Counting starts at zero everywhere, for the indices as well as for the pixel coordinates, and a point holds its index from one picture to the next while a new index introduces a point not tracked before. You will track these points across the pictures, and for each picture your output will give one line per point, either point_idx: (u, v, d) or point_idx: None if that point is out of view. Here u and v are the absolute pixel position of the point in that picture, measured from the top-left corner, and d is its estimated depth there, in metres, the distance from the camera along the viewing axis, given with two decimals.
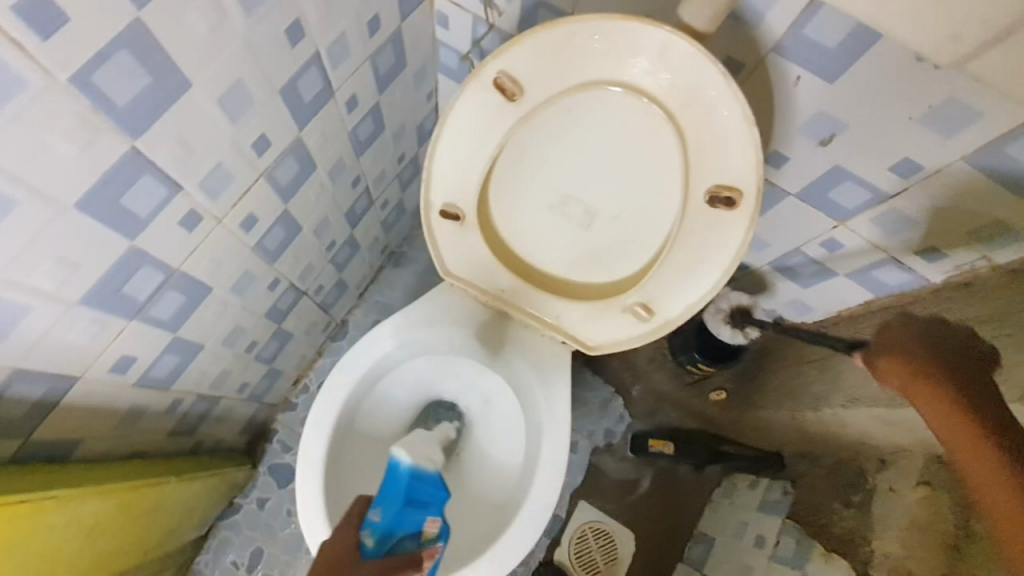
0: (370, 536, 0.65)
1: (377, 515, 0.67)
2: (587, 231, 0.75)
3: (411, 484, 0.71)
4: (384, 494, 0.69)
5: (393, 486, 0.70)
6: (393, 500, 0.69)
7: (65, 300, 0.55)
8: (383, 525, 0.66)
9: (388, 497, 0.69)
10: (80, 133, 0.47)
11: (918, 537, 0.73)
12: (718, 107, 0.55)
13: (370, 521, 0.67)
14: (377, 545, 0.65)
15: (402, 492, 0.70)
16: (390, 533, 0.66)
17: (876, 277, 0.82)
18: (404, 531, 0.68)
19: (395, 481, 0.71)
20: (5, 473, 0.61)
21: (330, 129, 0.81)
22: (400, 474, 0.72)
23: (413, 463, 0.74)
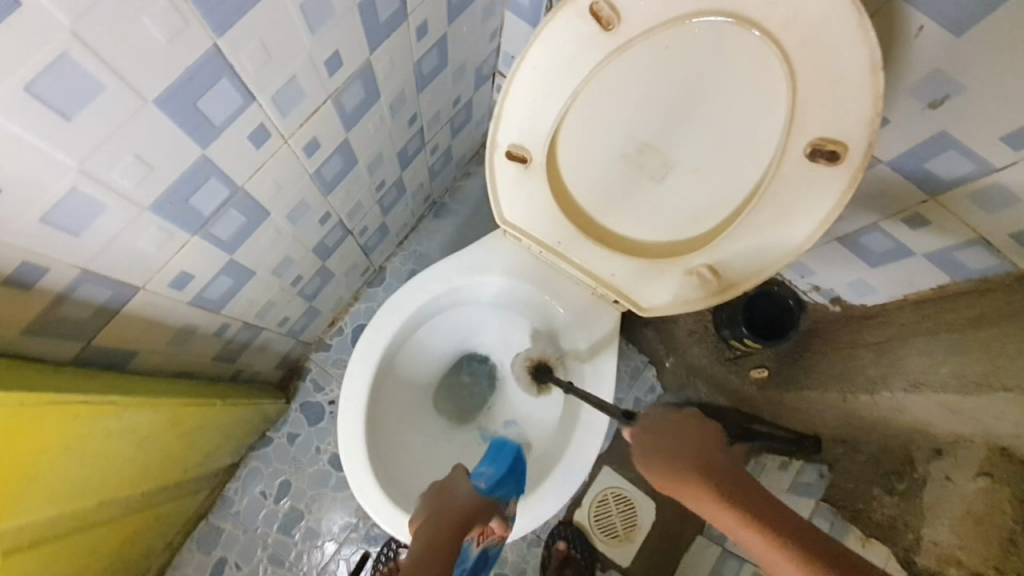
0: (485, 479, 0.73)
1: (488, 470, 0.75)
2: (660, 185, 0.71)
3: (518, 460, 0.79)
4: (494, 456, 0.78)
5: (504, 454, 0.79)
6: (504, 462, 0.77)
7: (137, 203, 0.53)
8: (495, 477, 0.74)
9: (500, 460, 0.78)
10: (169, 19, 0.44)
11: (971, 527, 0.70)
12: (844, 50, 0.52)
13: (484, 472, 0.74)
14: (488, 488, 0.72)
15: (511, 460, 0.78)
16: (500, 486, 0.74)
17: (957, 259, 0.78)
18: (506, 489, 0.75)
19: (505, 452, 0.79)
20: (67, 373, 0.61)
21: (399, 57, 0.77)
22: (512, 445, 0.80)
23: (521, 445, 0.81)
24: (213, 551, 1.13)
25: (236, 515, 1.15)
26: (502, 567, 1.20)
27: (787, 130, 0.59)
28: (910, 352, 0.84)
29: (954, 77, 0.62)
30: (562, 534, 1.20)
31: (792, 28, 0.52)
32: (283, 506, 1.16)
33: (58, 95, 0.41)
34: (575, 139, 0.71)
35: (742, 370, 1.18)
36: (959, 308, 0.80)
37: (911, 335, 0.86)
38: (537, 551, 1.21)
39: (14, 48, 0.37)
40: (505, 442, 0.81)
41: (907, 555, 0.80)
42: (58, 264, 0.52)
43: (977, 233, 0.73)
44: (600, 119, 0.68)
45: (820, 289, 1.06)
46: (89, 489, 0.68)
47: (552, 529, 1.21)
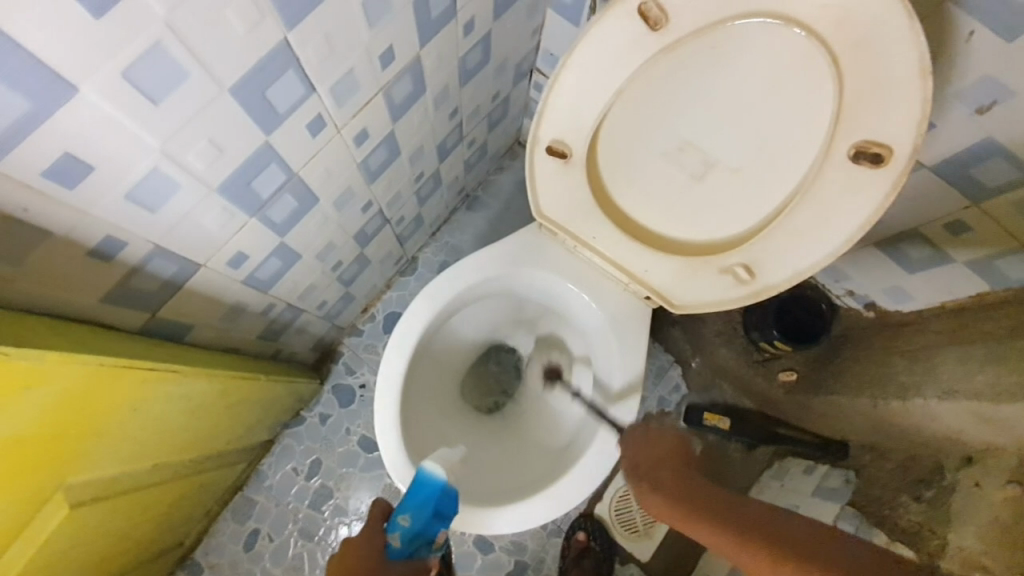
0: (399, 538, 0.68)
1: (405, 519, 0.69)
2: (698, 183, 0.72)
3: (440, 499, 0.73)
4: (412, 501, 0.72)
5: (424, 496, 0.72)
6: (423, 508, 0.71)
7: (206, 185, 0.57)
8: (413, 530, 0.69)
9: (417, 504, 0.71)
10: (249, 12, 0.47)
11: (999, 537, 0.69)
12: (893, 52, 0.52)
13: (398, 523, 0.69)
14: (404, 546, 0.68)
15: (432, 504, 0.72)
16: (418, 537, 0.69)
17: (999, 267, 0.77)
18: (427, 538, 0.71)
19: (427, 491, 0.73)
20: (137, 341, 0.66)
21: (446, 52, 0.80)
22: (433, 484, 0.74)
23: (444, 480, 0.75)
24: (247, 522, 1.18)
25: (270, 489, 1.20)
26: (522, 554, 1.23)
27: (832, 132, 0.59)
28: (944, 362, 0.85)
29: (1003, 84, 0.61)
30: (582, 525, 1.22)
31: (842, 30, 0.53)
32: (314, 483, 1.21)
33: (150, 81, 0.45)
34: (616, 136, 0.73)
35: (771, 373, 1.19)
36: (999, 316, 0.80)
37: (944, 344, 0.86)
38: (557, 541, 1.23)
39: (115, 37, 0.40)
40: (426, 476, 0.74)
41: (930, 559, 0.79)
42: (135, 238, 0.56)
43: (1019, 242, 0.72)
44: (642, 116, 0.70)
45: (854, 294, 1.04)
46: (145, 451, 0.73)
47: (572, 521, 1.23)
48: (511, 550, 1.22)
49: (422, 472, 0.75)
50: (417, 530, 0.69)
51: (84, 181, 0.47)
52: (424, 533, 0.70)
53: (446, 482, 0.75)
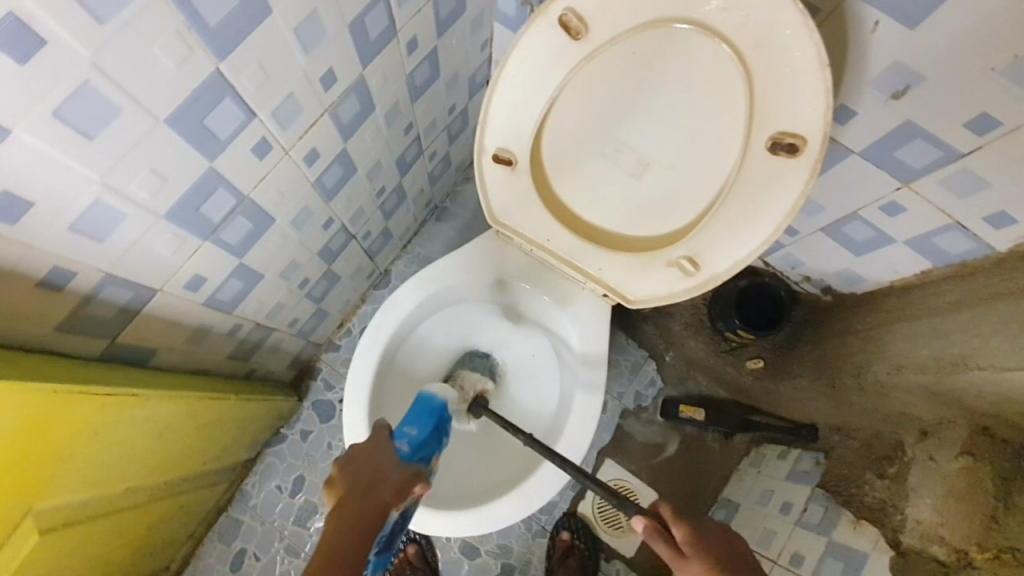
0: (407, 443, 0.71)
1: (410, 430, 0.74)
2: (638, 181, 0.75)
3: (442, 415, 0.79)
4: (416, 416, 0.77)
5: (425, 412, 0.78)
6: (425, 422, 0.76)
7: (153, 212, 0.60)
8: (418, 437, 0.73)
9: (422, 418, 0.77)
10: (177, 47, 0.50)
11: (953, 504, 0.72)
12: (792, 48, 0.55)
13: (405, 434, 0.73)
14: (411, 452, 0.71)
15: (434, 420, 0.77)
16: (422, 448, 0.73)
17: (935, 244, 0.79)
18: (431, 449, 0.75)
19: (428, 407, 0.79)
20: (94, 368, 0.68)
21: (391, 70, 0.83)
22: (432, 402, 0.80)
23: (445, 401, 0.81)
24: (233, 542, 1.19)
25: (254, 508, 1.21)
26: (508, 558, 1.23)
27: (749, 126, 0.62)
28: (893, 337, 0.87)
29: (913, 70, 0.64)
30: (566, 525, 1.23)
31: (743, 31, 0.56)
32: (298, 499, 1.22)
33: (82, 119, 0.47)
34: (556, 140, 0.76)
35: (739, 361, 1.19)
36: (941, 292, 0.81)
37: (895, 322, 0.88)
38: (542, 542, 1.24)
39: (42, 79, 0.43)
40: (428, 398, 0.80)
41: (894, 535, 0.79)
42: (85, 267, 0.58)
43: (952, 220, 0.74)
44: (579, 119, 0.72)
45: (810, 279, 1.06)
46: (113, 475, 0.75)
47: (557, 520, 1.24)
48: (497, 554, 1.23)
49: (424, 395, 0.80)
50: (422, 436, 0.73)
51: (26, 215, 0.50)
52: (427, 443, 0.74)
53: (444, 402, 0.81)
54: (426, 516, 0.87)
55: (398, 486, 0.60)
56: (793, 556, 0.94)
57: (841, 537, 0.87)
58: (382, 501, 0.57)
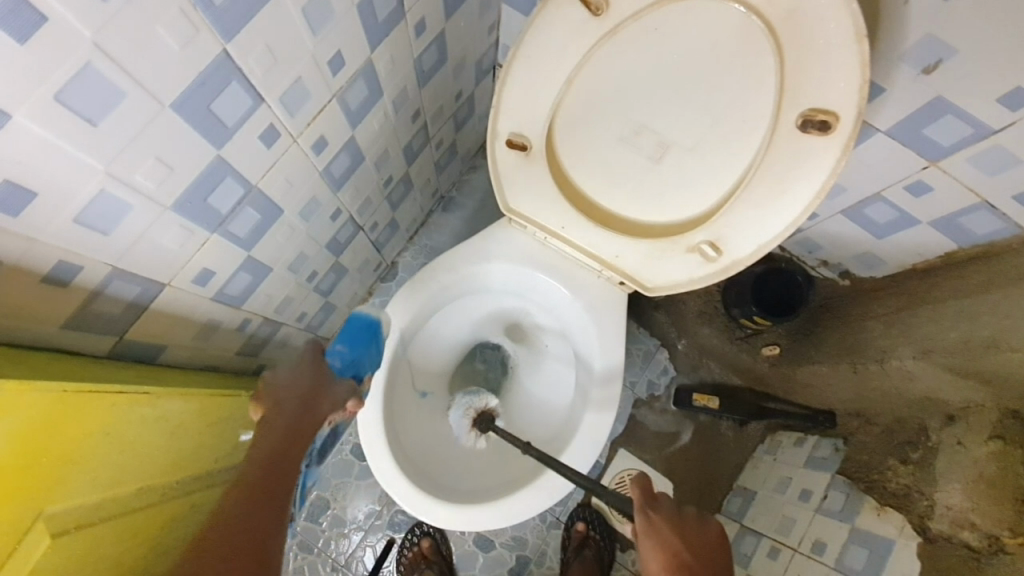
0: (337, 359, 0.84)
1: (341, 347, 0.86)
2: (658, 165, 0.73)
3: (370, 333, 0.89)
4: (350, 333, 0.88)
5: (358, 330, 0.88)
6: (358, 340, 0.88)
7: (159, 203, 0.57)
8: (348, 352, 0.86)
9: (352, 335, 0.87)
10: (182, 27, 0.47)
11: (985, 490, 0.70)
12: (826, 19, 0.53)
13: (336, 349, 0.85)
14: (342, 367, 0.84)
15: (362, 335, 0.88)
16: (354, 362, 0.86)
17: (961, 224, 0.77)
18: (363, 364, 0.86)
19: (358, 325, 0.88)
20: (107, 366, 0.67)
21: (399, 55, 0.80)
22: (366, 322, 0.89)
23: (376, 317, 0.90)
24: None
25: None
26: (523, 550, 1.22)
27: (777, 104, 0.60)
28: (918, 321, 0.85)
29: (947, 43, 0.61)
30: (581, 516, 1.22)
31: (775, 2, 0.54)
32: (311, 495, 1.20)
33: (85, 105, 0.45)
34: (573, 123, 0.73)
35: (754, 348, 1.17)
36: (969, 273, 0.79)
37: (919, 304, 0.86)
38: (557, 533, 1.23)
39: (42, 61, 0.40)
40: (362, 317, 0.89)
41: (921, 522, 0.78)
42: (91, 262, 0.56)
43: (980, 199, 0.72)
44: (597, 102, 0.70)
45: (828, 264, 1.04)
46: (126, 476, 0.73)
47: (571, 511, 1.23)
48: (511, 546, 1.22)
49: (355, 314, 0.89)
50: (354, 355, 0.85)
51: (30, 206, 0.48)
52: (356, 357, 0.86)
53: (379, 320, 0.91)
54: (438, 509, 0.85)
55: (334, 402, 0.78)
56: (814, 543, 0.93)
57: (865, 524, 0.86)
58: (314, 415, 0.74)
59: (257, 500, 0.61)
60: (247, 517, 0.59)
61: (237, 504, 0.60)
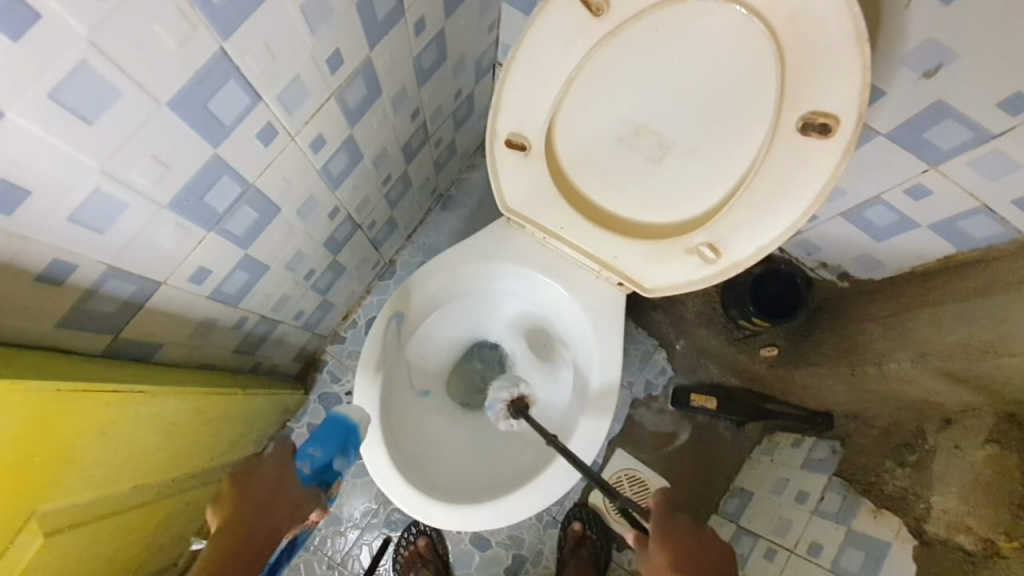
0: (307, 465, 0.77)
1: (313, 451, 0.78)
2: (658, 166, 0.72)
3: (349, 436, 0.81)
4: (323, 435, 0.80)
5: (334, 432, 0.80)
6: (333, 443, 0.80)
7: (155, 202, 0.57)
8: (322, 460, 0.78)
9: (329, 439, 0.79)
10: (178, 26, 0.47)
11: (980, 494, 0.70)
12: (827, 22, 0.52)
13: (309, 455, 0.78)
14: (312, 474, 0.77)
15: (341, 438, 0.80)
16: (324, 472, 0.78)
17: (961, 228, 0.77)
18: (335, 469, 0.79)
19: (335, 427, 0.81)
20: (101, 364, 0.66)
21: (398, 53, 0.79)
22: (343, 424, 0.81)
23: (353, 421, 0.82)
24: None
25: None
26: (519, 548, 1.22)
27: (778, 106, 0.60)
28: (916, 323, 0.85)
29: (950, 46, 0.61)
30: (578, 515, 1.22)
31: (777, 3, 0.54)
32: None
33: (79, 103, 0.45)
34: (573, 124, 0.73)
35: (752, 349, 1.16)
36: (968, 277, 0.79)
37: (916, 307, 0.86)
38: (553, 532, 1.23)
39: (37, 59, 0.40)
40: (339, 421, 0.82)
41: (917, 524, 0.78)
42: (86, 260, 0.56)
43: (980, 203, 0.72)
44: (597, 102, 0.70)
45: (827, 266, 1.04)
46: (120, 474, 0.73)
47: (567, 511, 1.23)
48: (508, 545, 1.22)
49: (333, 415, 0.82)
50: (323, 462, 0.78)
51: (24, 205, 0.47)
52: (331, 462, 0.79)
53: (358, 421, 0.83)
54: (435, 509, 0.85)
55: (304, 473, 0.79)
56: (811, 545, 0.93)
57: (861, 526, 0.87)
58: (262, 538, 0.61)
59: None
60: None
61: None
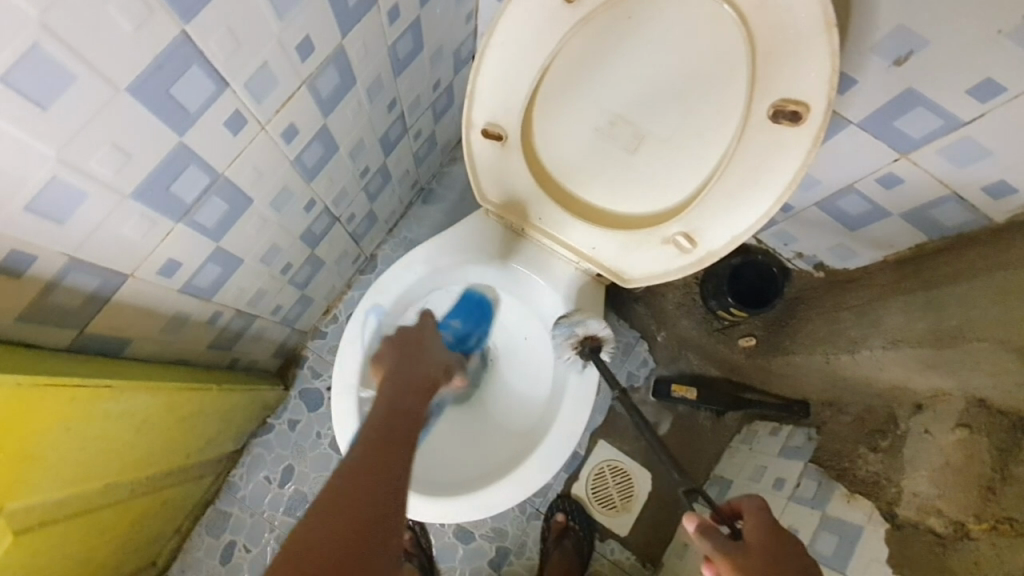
0: (449, 334, 0.99)
1: (455, 323, 1.00)
2: (634, 156, 0.73)
3: (480, 304, 0.99)
4: (461, 309, 0.99)
5: (470, 306, 0.99)
6: (469, 315, 1.00)
7: (117, 191, 0.56)
8: (460, 331, 1.00)
9: (461, 309, 0.99)
10: (135, 7, 0.46)
11: (951, 478, 0.71)
12: (796, 9, 0.53)
13: (450, 326, 1.00)
14: (453, 342, 1.01)
15: (472, 309, 0.99)
16: (462, 335, 1.00)
17: (931, 216, 0.79)
18: (473, 336, 1.01)
19: (469, 301, 0.98)
20: (64, 360, 0.65)
21: (372, 41, 0.78)
22: (478, 299, 0.99)
23: (483, 292, 0.98)
24: (222, 535, 1.15)
25: (243, 500, 1.17)
26: (502, 540, 1.23)
27: (749, 95, 0.60)
28: (887, 311, 0.86)
29: (917, 34, 0.62)
30: (560, 507, 1.22)
31: None
32: (288, 489, 1.17)
33: (33, 87, 0.43)
34: (549, 113, 0.73)
35: (731, 339, 1.18)
36: (938, 265, 0.81)
37: (889, 296, 0.87)
38: (536, 524, 1.23)
39: None
40: (473, 296, 0.98)
41: (889, 508, 0.80)
42: (45, 252, 0.54)
43: (949, 190, 0.74)
44: (573, 92, 0.69)
45: (803, 256, 1.06)
46: (90, 472, 0.71)
47: (551, 503, 1.24)
48: (491, 538, 1.22)
49: (467, 292, 0.98)
50: (463, 332, 1.00)
51: None
52: (467, 333, 1.01)
53: (488, 295, 0.98)
54: (418, 504, 0.86)
55: (444, 369, 0.81)
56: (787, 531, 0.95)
57: (835, 511, 0.88)
58: (412, 414, 0.69)
59: (384, 450, 0.60)
60: (377, 467, 0.57)
61: (360, 458, 0.58)
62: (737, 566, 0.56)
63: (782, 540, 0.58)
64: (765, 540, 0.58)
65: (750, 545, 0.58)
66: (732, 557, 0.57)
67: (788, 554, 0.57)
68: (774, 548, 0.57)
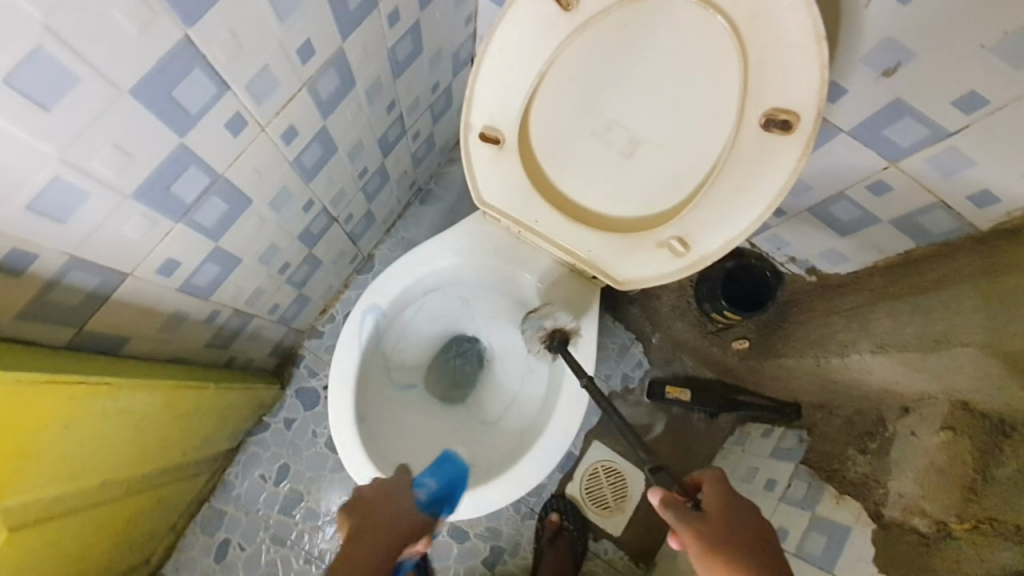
0: (423, 492, 0.85)
1: (430, 482, 0.87)
2: (629, 160, 0.74)
3: (459, 475, 0.89)
4: (436, 468, 0.90)
5: (447, 466, 0.90)
6: (445, 478, 0.89)
7: (119, 191, 0.56)
8: (433, 492, 0.86)
9: (440, 478, 0.88)
10: (139, 11, 0.46)
11: (935, 480, 0.72)
12: (787, 20, 0.54)
13: (425, 486, 0.87)
14: (426, 501, 0.85)
15: (451, 479, 0.88)
16: (437, 499, 0.85)
17: (920, 222, 0.80)
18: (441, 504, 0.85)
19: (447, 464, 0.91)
20: (63, 357, 0.66)
21: (372, 44, 0.79)
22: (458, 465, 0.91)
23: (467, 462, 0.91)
24: (217, 533, 1.16)
25: (237, 498, 1.17)
26: (497, 540, 1.23)
27: (742, 102, 0.61)
28: (876, 316, 0.87)
29: (906, 46, 0.63)
30: (555, 506, 1.23)
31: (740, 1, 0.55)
32: (283, 488, 1.18)
33: (37, 89, 0.44)
34: (546, 118, 0.74)
35: (724, 342, 1.19)
36: (926, 270, 0.82)
37: (878, 300, 0.88)
38: (531, 523, 1.24)
39: None
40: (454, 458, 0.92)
41: (877, 509, 0.81)
42: (46, 250, 0.55)
43: (937, 198, 0.75)
44: (569, 97, 0.70)
45: (796, 260, 1.07)
46: (87, 469, 0.72)
47: (545, 502, 1.25)
48: (486, 537, 1.23)
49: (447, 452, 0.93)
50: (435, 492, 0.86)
51: None
52: (440, 496, 0.86)
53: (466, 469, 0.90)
54: None
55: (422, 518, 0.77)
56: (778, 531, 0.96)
57: (825, 512, 0.90)
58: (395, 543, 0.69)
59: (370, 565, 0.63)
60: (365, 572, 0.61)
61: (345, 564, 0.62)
62: (698, 532, 0.57)
63: (740, 509, 0.59)
64: (724, 509, 0.59)
65: (710, 513, 0.59)
66: (693, 524, 0.58)
67: (746, 524, 0.58)
68: (732, 517, 0.59)
